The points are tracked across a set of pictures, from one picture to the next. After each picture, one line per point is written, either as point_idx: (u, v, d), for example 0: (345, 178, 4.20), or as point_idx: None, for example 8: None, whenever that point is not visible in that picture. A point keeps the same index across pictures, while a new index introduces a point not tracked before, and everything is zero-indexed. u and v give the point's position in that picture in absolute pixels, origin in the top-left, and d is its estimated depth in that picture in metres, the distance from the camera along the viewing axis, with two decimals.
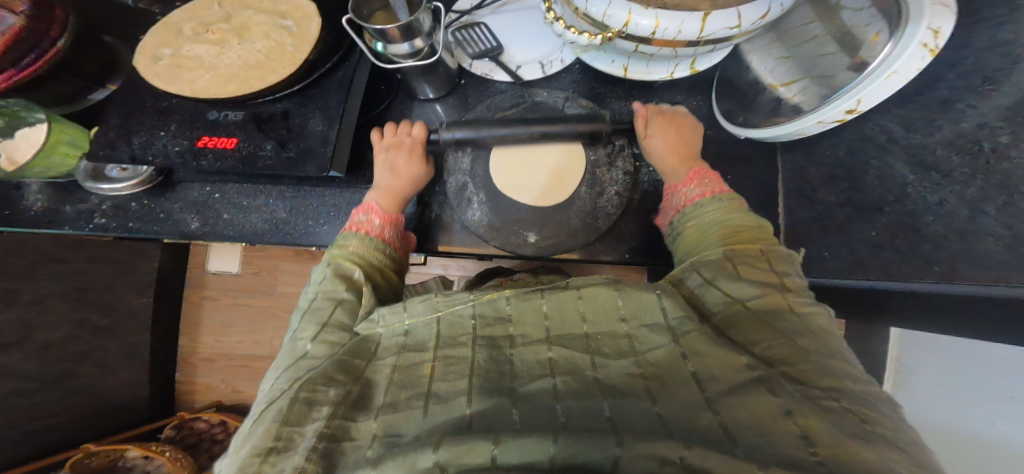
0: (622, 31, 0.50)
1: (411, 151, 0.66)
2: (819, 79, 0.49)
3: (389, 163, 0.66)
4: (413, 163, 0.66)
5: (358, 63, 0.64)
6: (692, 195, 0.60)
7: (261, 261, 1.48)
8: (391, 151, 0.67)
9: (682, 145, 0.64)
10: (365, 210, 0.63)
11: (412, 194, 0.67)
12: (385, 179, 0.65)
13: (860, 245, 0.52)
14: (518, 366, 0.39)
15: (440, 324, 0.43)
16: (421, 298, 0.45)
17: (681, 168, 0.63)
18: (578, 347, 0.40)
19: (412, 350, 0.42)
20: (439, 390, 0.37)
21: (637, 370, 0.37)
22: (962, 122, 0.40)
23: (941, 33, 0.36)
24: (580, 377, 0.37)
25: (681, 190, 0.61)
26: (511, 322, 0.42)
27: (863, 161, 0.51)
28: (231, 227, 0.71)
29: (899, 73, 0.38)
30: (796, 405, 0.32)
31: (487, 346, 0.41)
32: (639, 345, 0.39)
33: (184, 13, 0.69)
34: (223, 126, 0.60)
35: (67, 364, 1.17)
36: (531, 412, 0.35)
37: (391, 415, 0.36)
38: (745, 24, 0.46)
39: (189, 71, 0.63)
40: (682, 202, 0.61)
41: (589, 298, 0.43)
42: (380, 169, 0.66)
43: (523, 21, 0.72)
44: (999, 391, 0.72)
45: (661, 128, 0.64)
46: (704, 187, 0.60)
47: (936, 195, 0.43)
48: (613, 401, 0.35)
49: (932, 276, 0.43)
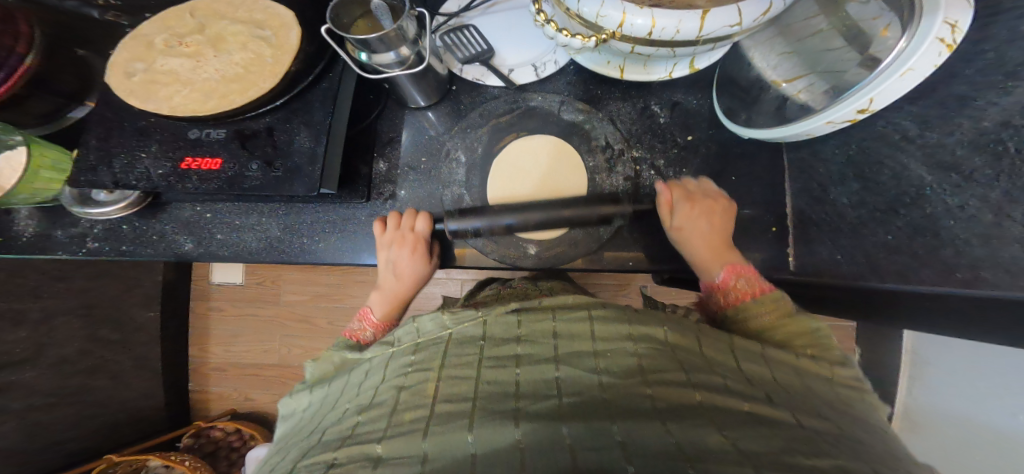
0: (617, 31, 0.47)
1: (416, 248, 0.65)
2: (827, 76, 0.46)
3: (392, 262, 0.66)
4: (417, 261, 0.66)
5: (344, 74, 0.62)
6: (731, 297, 0.55)
7: (264, 272, 1.48)
8: (395, 248, 0.65)
9: (716, 237, 0.60)
10: (361, 319, 0.69)
11: (412, 294, 0.70)
12: (390, 288, 0.69)
13: (876, 248, 0.49)
14: (524, 387, 0.37)
15: (450, 340, 0.41)
16: (431, 316, 0.44)
17: (716, 261, 0.59)
18: (586, 367, 0.37)
19: (418, 369, 0.40)
20: (441, 411, 0.36)
21: (646, 389, 0.35)
22: (983, 120, 0.37)
23: (959, 27, 0.33)
24: (586, 396, 0.35)
25: (722, 290, 0.56)
26: (520, 341, 0.40)
27: (875, 159, 0.48)
28: (224, 247, 0.70)
29: (914, 70, 0.36)
30: (800, 444, 0.30)
31: (494, 364, 0.38)
32: (648, 364, 0.37)
33: (156, 25, 0.67)
34: (206, 145, 0.59)
35: (80, 379, 1.19)
36: (535, 433, 0.32)
37: (396, 438, 0.34)
38: (745, 21, 0.43)
39: (166, 87, 0.61)
40: (722, 304, 0.56)
41: (599, 318, 0.41)
42: (382, 264, 0.67)
43: (512, 21, 0.70)
44: (1001, 387, 0.72)
45: (689, 220, 0.60)
46: (745, 287, 0.55)
47: (957, 198, 0.40)
48: (623, 425, 0.32)
49: (955, 283, 0.40)
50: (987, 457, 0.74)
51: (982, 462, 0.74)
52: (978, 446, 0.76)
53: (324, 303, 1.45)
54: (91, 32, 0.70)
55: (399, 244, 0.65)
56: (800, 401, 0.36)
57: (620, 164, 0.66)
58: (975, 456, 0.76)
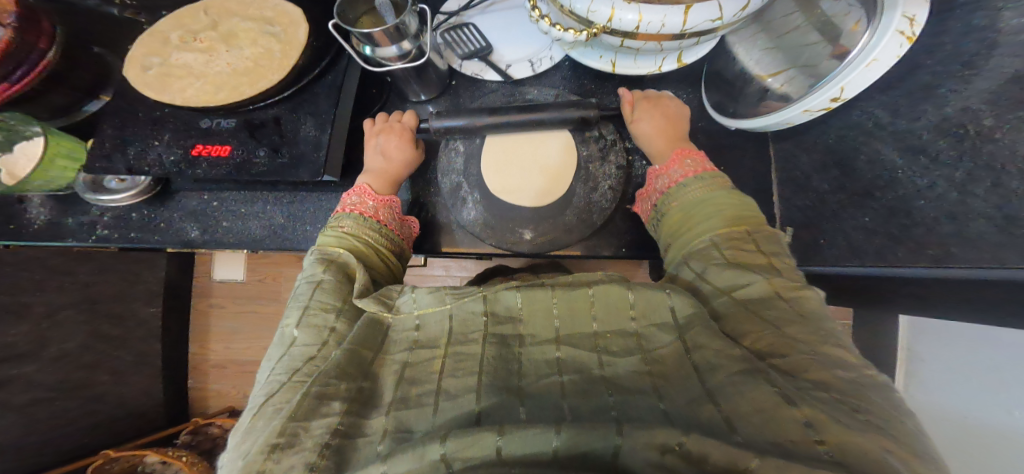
0: (607, 26, 0.50)
1: (403, 134, 0.66)
2: (804, 69, 0.48)
3: (380, 146, 0.66)
4: (405, 144, 0.66)
5: (348, 68, 0.64)
6: (676, 176, 0.59)
7: (265, 268, 1.50)
8: (382, 136, 0.66)
9: (671, 128, 0.63)
10: (357, 191, 0.63)
11: (405, 175, 0.67)
12: (376, 164, 0.66)
13: (855, 232, 0.51)
14: (526, 366, 0.38)
15: (453, 318, 0.41)
16: (429, 289, 0.43)
17: (664, 146, 0.63)
18: (585, 346, 0.39)
19: (424, 346, 0.40)
20: (448, 386, 0.36)
21: (644, 369, 0.37)
22: (946, 106, 0.40)
23: (917, 20, 0.36)
24: (585, 374, 0.37)
25: (664, 172, 0.60)
26: (522, 322, 0.41)
27: (853, 147, 0.51)
28: (230, 234, 0.73)
29: (878, 60, 0.38)
30: (800, 394, 0.32)
31: (497, 344, 0.39)
32: (647, 343, 0.38)
33: (171, 21, 0.70)
34: (216, 134, 0.61)
35: (82, 373, 1.20)
36: (538, 409, 0.34)
37: (403, 411, 0.35)
38: (726, 16, 0.46)
39: (179, 79, 0.64)
40: (665, 184, 0.60)
41: (602, 298, 0.40)
42: (370, 151, 0.66)
43: (509, 20, 0.72)
44: (1001, 376, 0.74)
45: (645, 113, 0.64)
46: (689, 168, 0.59)
47: (926, 179, 0.42)
48: (619, 396, 0.34)
49: (926, 260, 0.42)
50: (980, 446, 0.75)
51: (976, 450, 0.76)
52: (971, 436, 0.78)
53: None
54: (116, 31, 0.74)
55: (385, 132, 0.67)
56: (795, 352, 0.36)
57: (612, 154, 0.69)
58: (967, 445, 0.78)
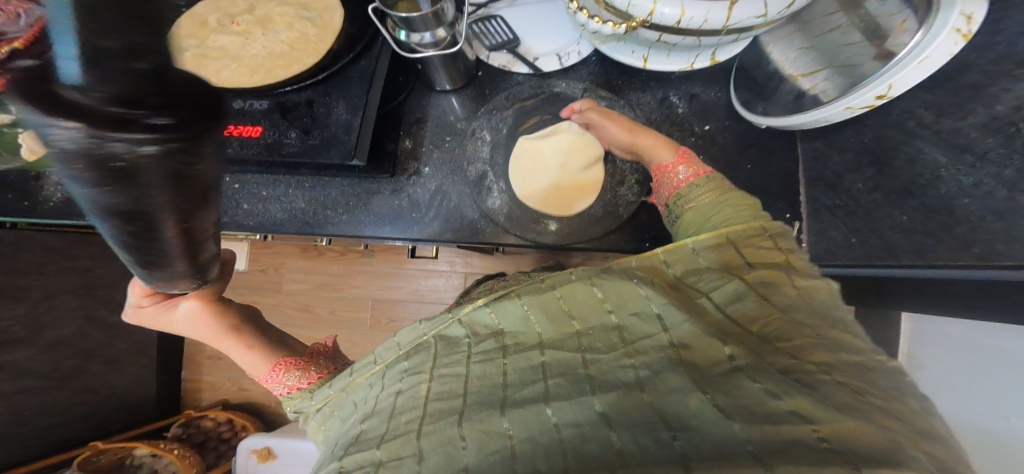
0: (647, 20, 0.50)
1: (164, 307, 0.59)
2: (844, 69, 0.49)
3: (183, 325, 0.63)
4: (186, 312, 0.61)
5: (381, 54, 0.64)
6: (681, 176, 0.59)
7: (268, 259, 1.48)
8: (161, 320, 0.61)
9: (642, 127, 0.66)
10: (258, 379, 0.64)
11: (231, 316, 0.64)
12: (214, 337, 0.64)
13: (891, 230, 0.52)
14: (511, 377, 0.36)
15: (436, 340, 0.40)
16: (410, 327, 0.44)
17: (659, 148, 0.63)
18: (570, 347, 0.37)
19: (412, 373, 0.39)
20: (433, 409, 0.35)
21: (629, 360, 0.35)
22: (996, 105, 0.40)
23: (975, 19, 0.36)
24: (570, 375, 0.35)
25: (673, 171, 0.60)
26: (503, 335, 0.39)
27: (891, 146, 0.52)
28: (251, 216, 0.72)
29: (931, 58, 0.39)
30: (778, 383, 0.31)
31: (481, 359, 0.38)
32: (631, 335, 0.37)
33: (209, 4, 0.69)
34: (248, 115, 0.61)
35: (74, 362, 1.18)
36: (522, 418, 0.32)
37: (394, 441, 0.33)
38: (771, 13, 0.46)
39: (215, 61, 0.64)
40: (674, 185, 0.60)
41: (570, 295, 0.40)
42: (188, 329, 0.63)
43: (541, 13, 0.72)
44: (1008, 384, 0.74)
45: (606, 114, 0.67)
46: (694, 166, 0.60)
47: (971, 178, 0.43)
48: (604, 397, 0.32)
49: (969, 258, 0.43)
50: (981, 448, 0.75)
51: (977, 452, 0.75)
52: (973, 439, 0.77)
53: (327, 292, 1.46)
54: None
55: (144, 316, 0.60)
56: (800, 335, 0.36)
57: None
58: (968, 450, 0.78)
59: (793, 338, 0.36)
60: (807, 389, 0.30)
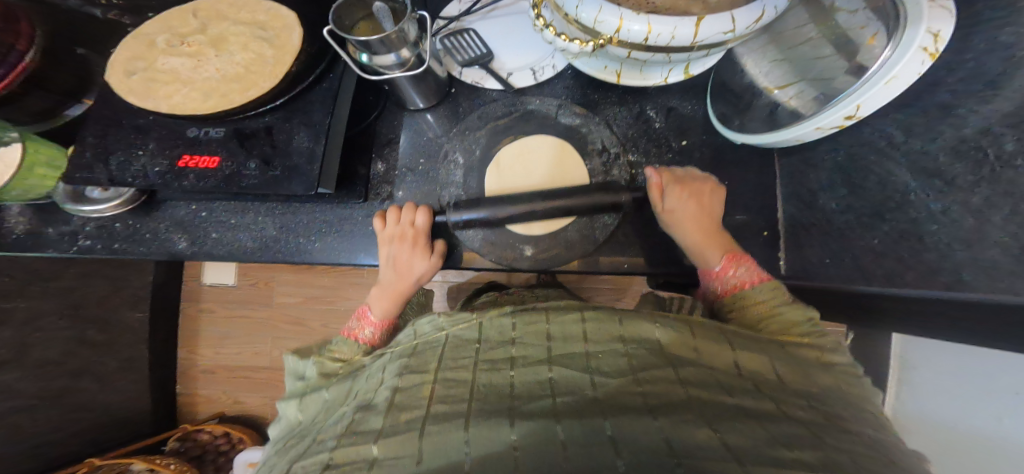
0: (614, 36, 0.48)
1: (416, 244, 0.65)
2: (816, 83, 0.47)
3: (392, 258, 0.65)
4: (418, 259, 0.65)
5: (344, 75, 0.62)
6: (732, 285, 0.56)
7: (257, 273, 1.46)
8: (395, 244, 0.65)
9: (707, 221, 0.59)
10: (362, 319, 0.69)
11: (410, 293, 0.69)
12: (390, 282, 0.67)
13: (863, 253, 0.50)
14: (517, 388, 0.35)
15: (445, 343, 0.40)
16: (429, 319, 0.44)
17: (713, 248, 0.59)
18: (577, 366, 0.35)
19: (414, 371, 0.38)
20: (437, 412, 0.33)
21: (638, 388, 0.33)
22: (964, 128, 0.39)
23: (941, 36, 0.35)
24: (579, 396, 0.33)
25: (721, 277, 0.57)
26: (513, 345, 0.38)
27: (863, 165, 0.50)
28: (219, 246, 0.70)
29: (899, 77, 0.37)
30: (790, 436, 0.29)
31: (488, 367, 0.36)
32: (639, 364, 0.35)
33: (158, 24, 0.67)
34: (203, 143, 0.59)
35: (64, 381, 1.16)
36: (529, 432, 0.31)
37: (392, 438, 0.32)
38: (739, 28, 0.44)
39: (165, 86, 0.61)
40: (724, 289, 0.57)
41: (593, 320, 0.39)
42: (383, 262, 0.66)
43: (511, 26, 0.70)
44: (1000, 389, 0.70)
45: (680, 201, 0.60)
46: (742, 276, 0.56)
47: (939, 203, 0.41)
48: (614, 419, 0.31)
49: (938, 286, 0.42)
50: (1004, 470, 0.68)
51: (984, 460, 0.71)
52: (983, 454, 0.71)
53: (317, 304, 1.43)
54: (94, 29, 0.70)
55: (398, 227, 0.65)
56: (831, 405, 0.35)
57: (616, 168, 0.67)
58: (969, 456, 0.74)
59: (810, 397, 0.35)
60: (811, 443, 0.29)
